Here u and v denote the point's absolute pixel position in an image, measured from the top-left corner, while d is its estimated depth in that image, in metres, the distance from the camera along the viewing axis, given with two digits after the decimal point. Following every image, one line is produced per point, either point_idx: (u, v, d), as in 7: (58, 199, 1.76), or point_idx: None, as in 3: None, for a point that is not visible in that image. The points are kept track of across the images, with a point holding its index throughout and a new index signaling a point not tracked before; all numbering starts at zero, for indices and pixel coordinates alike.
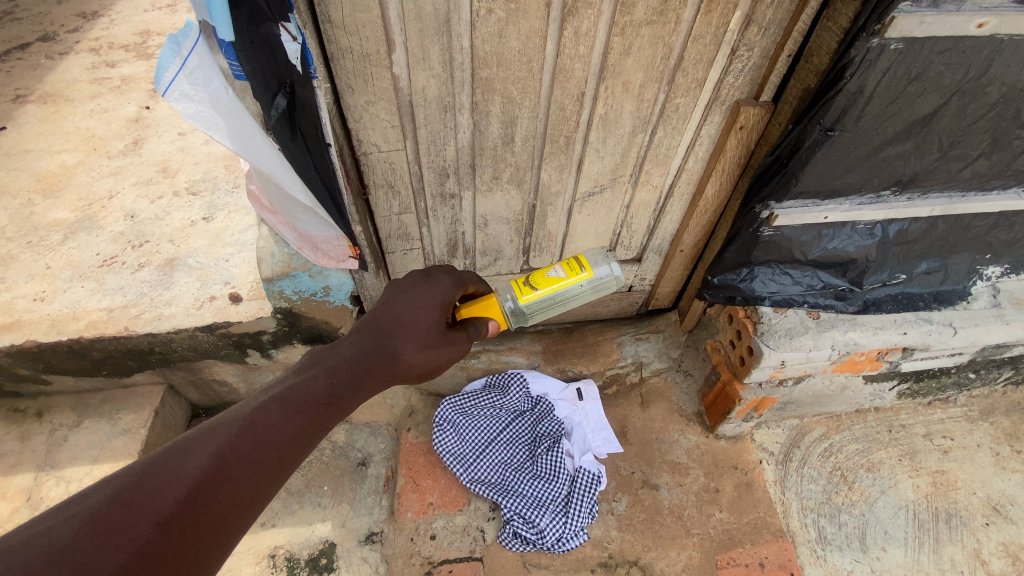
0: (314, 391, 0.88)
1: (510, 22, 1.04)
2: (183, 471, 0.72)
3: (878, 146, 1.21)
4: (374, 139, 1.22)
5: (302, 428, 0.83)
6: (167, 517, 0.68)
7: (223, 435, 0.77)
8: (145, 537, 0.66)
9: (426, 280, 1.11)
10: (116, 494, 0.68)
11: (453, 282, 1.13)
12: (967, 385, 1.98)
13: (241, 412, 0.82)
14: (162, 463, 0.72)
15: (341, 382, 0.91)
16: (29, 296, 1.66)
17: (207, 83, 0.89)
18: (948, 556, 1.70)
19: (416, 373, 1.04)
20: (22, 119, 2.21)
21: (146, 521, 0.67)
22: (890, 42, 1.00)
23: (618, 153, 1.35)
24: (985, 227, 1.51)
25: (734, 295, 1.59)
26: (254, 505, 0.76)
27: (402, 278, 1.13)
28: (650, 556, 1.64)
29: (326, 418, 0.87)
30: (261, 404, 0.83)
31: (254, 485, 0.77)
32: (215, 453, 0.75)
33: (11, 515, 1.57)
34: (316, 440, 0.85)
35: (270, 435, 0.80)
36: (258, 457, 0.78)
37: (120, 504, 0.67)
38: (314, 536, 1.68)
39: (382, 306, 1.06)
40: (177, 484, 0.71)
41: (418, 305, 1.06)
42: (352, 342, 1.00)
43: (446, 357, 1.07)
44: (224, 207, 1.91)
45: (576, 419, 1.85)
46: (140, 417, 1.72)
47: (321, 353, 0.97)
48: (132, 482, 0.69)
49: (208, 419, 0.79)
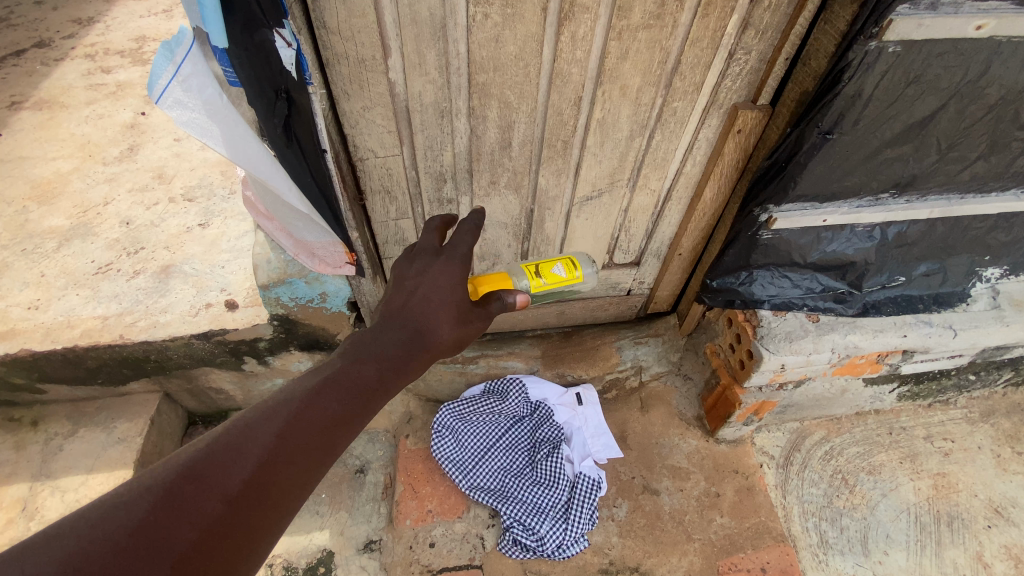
0: (362, 375, 0.82)
1: (506, 26, 1.03)
2: (245, 451, 0.70)
3: (877, 148, 1.21)
4: (370, 144, 1.21)
5: (355, 413, 0.80)
6: (234, 495, 0.67)
7: (279, 418, 0.74)
8: (216, 514, 0.65)
9: (456, 248, 0.97)
10: (186, 471, 0.67)
11: (472, 240, 0.99)
12: (967, 387, 1.97)
13: (294, 395, 0.78)
14: (226, 442, 0.70)
15: (390, 366, 0.85)
16: (23, 304, 1.65)
17: (201, 89, 0.89)
18: (950, 559, 1.69)
19: (454, 350, 0.94)
20: (17, 125, 2.20)
21: (214, 499, 0.66)
22: (888, 45, 1.00)
23: (616, 157, 1.34)
24: (984, 229, 1.50)
25: (733, 299, 1.58)
26: (309, 487, 0.74)
27: (419, 252, 1.00)
28: (650, 562, 1.63)
29: (377, 401, 0.82)
30: (315, 389, 0.79)
31: (310, 468, 0.74)
32: (275, 436, 0.73)
33: (6, 526, 1.55)
34: (368, 423, 0.81)
35: (325, 419, 0.77)
36: (313, 441, 0.75)
37: (191, 481, 0.66)
38: (311, 545, 1.67)
39: (415, 280, 0.95)
40: (242, 464, 0.69)
41: (446, 281, 0.94)
42: (391, 322, 0.90)
43: (478, 330, 0.97)
44: (219, 213, 1.90)
45: (576, 424, 1.84)
46: (136, 425, 1.71)
47: (364, 334, 0.88)
48: (200, 459, 0.68)
49: (265, 400, 0.76)
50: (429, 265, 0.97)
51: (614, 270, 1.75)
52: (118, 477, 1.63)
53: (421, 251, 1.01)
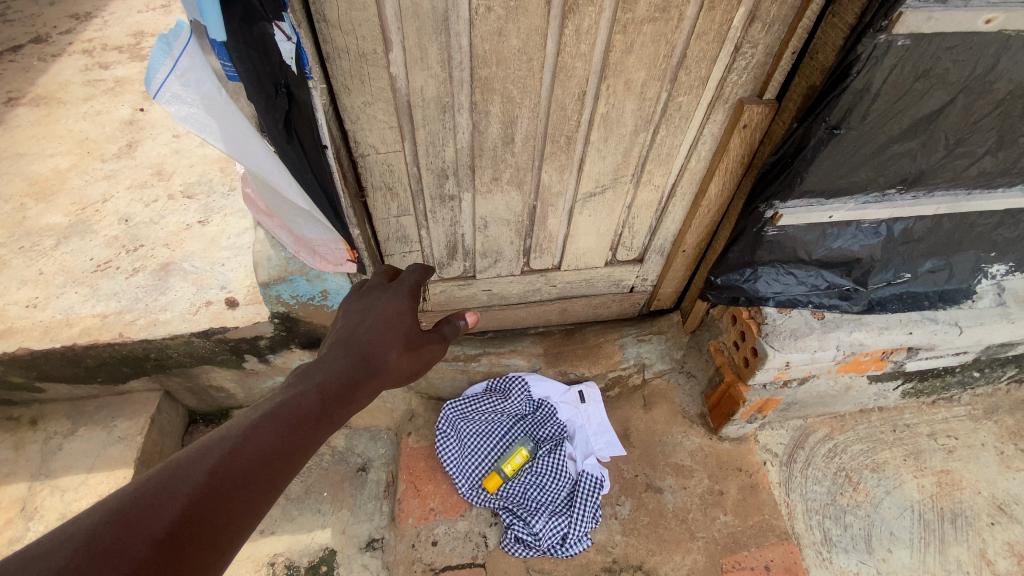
0: (304, 407, 0.82)
1: (509, 19, 1.01)
2: (177, 490, 0.65)
3: (885, 144, 1.19)
4: (372, 140, 1.20)
5: (297, 444, 0.77)
6: (164, 536, 0.62)
7: (218, 451, 0.70)
8: (143, 558, 0.59)
9: (395, 289, 1.07)
10: (112, 515, 0.61)
11: (420, 275, 1.11)
12: (971, 384, 1.96)
13: (234, 429, 0.75)
14: (157, 482, 0.65)
15: (333, 396, 0.86)
16: (21, 302, 1.64)
17: (199, 84, 0.88)
18: (954, 557, 1.68)
19: (400, 379, 0.99)
20: (14, 122, 2.18)
21: (142, 541, 0.60)
22: (897, 38, 0.98)
23: (620, 153, 1.32)
24: (990, 225, 1.49)
25: (738, 296, 1.57)
26: (249, 523, 0.69)
27: (367, 292, 1.08)
28: (654, 561, 1.62)
29: (320, 431, 0.81)
30: (255, 422, 0.76)
31: (247, 505, 0.69)
32: (209, 472, 0.68)
33: (5, 526, 1.54)
34: (311, 454, 0.78)
35: (265, 452, 0.73)
36: (252, 474, 0.71)
37: (117, 525, 0.61)
38: (313, 544, 1.66)
39: (363, 314, 1.02)
40: (173, 503, 0.64)
41: (392, 313, 1.02)
42: (336, 355, 0.94)
43: (427, 358, 1.04)
44: (220, 210, 1.89)
45: (579, 421, 1.83)
46: (136, 424, 1.70)
47: (307, 368, 0.90)
48: (127, 502, 0.63)
49: (201, 436, 0.72)
50: (375, 300, 1.05)
51: (617, 267, 1.74)
52: (118, 476, 1.61)
53: (369, 290, 1.09)
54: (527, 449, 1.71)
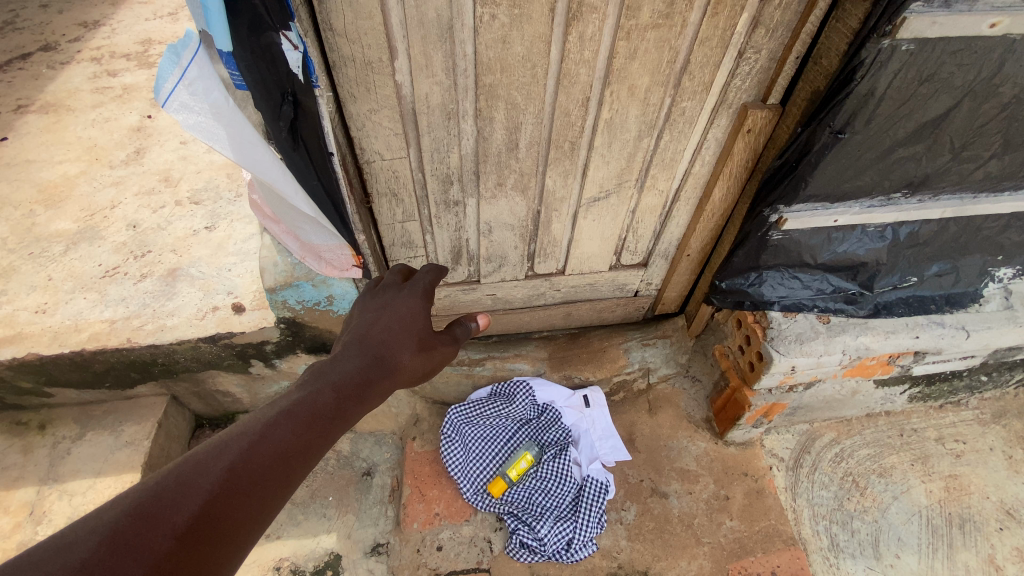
0: (320, 404, 0.82)
1: (514, 27, 1.02)
2: (198, 485, 0.66)
3: (889, 148, 1.19)
4: (377, 146, 1.20)
5: (312, 441, 0.77)
6: (184, 530, 0.62)
7: (235, 449, 0.71)
8: (164, 551, 0.60)
9: (409, 290, 1.07)
10: (134, 508, 0.62)
11: (434, 277, 1.11)
12: (979, 387, 1.95)
13: (252, 426, 0.75)
14: (177, 476, 0.66)
15: (348, 395, 0.86)
16: (30, 308, 1.65)
17: (207, 93, 0.89)
18: (962, 563, 1.67)
19: (414, 379, 0.99)
20: (24, 129, 2.20)
21: (162, 535, 0.61)
22: (901, 43, 0.99)
23: (623, 158, 1.33)
24: (997, 229, 1.48)
25: (743, 300, 1.56)
26: (263, 520, 0.69)
27: (381, 293, 1.08)
28: (659, 566, 1.62)
29: (335, 429, 0.81)
30: (272, 420, 0.76)
31: (263, 500, 0.69)
32: (228, 467, 0.69)
33: (14, 530, 1.55)
34: (325, 451, 0.78)
35: (281, 450, 0.74)
36: (269, 470, 0.71)
37: (139, 518, 0.61)
38: (318, 548, 1.66)
39: (376, 313, 1.03)
40: (193, 498, 0.65)
41: (404, 314, 1.02)
42: (351, 355, 0.94)
43: (441, 359, 1.04)
44: (226, 216, 1.90)
45: (583, 426, 1.84)
46: (143, 428, 1.71)
47: (323, 366, 0.91)
48: (148, 496, 0.63)
49: (220, 431, 0.72)
50: (389, 302, 1.05)
51: (621, 271, 1.74)
52: (125, 480, 1.62)
53: (383, 292, 1.09)
54: (532, 454, 1.73)
